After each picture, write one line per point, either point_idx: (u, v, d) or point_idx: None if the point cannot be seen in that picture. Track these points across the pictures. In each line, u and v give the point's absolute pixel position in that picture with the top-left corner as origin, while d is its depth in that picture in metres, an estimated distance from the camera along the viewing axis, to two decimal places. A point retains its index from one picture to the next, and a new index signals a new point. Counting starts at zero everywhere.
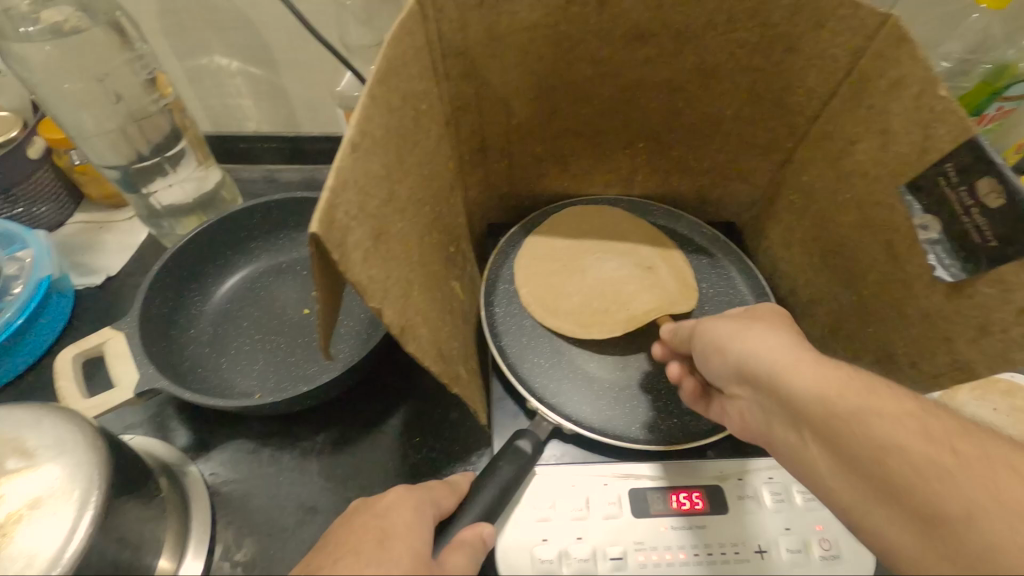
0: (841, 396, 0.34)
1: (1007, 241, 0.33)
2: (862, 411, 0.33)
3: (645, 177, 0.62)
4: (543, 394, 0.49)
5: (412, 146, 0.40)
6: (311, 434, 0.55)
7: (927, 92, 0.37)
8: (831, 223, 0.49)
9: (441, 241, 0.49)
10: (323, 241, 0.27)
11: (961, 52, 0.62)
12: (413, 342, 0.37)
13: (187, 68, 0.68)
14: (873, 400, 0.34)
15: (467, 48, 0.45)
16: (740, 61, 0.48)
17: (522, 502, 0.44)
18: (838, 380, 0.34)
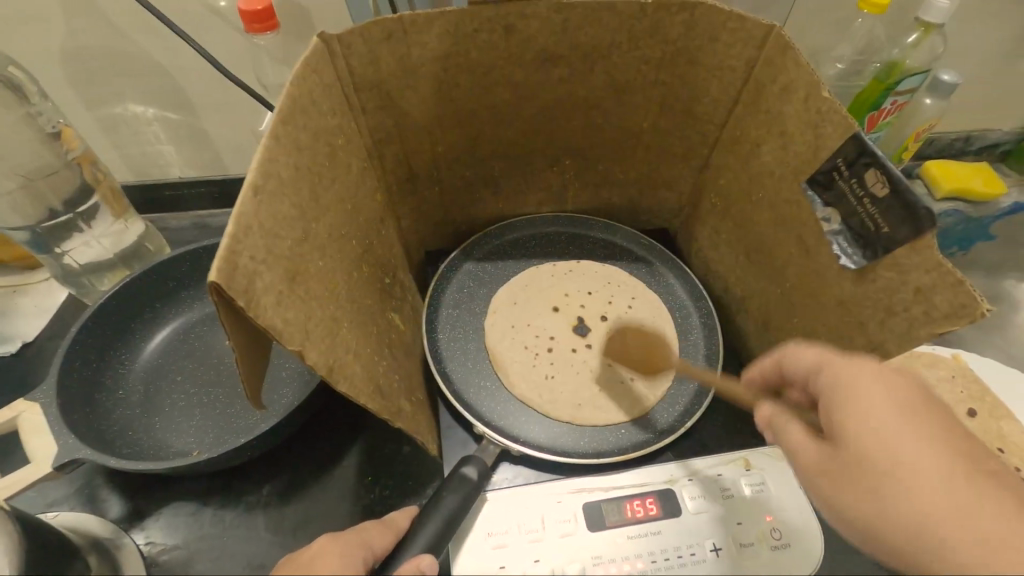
0: (924, 519, 0.34)
1: (896, 226, 0.36)
2: (946, 526, 0.34)
3: (577, 193, 0.64)
4: (490, 417, 0.49)
5: (329, 182, 0.40)
6: (256, 487, 0.53)
7: (813, 95, 0.40)
8: (749, 223, 0.51)
9: (373, 273, 0.49)
10: (224, 289, 0.26)
11: (852, 54, 0.68)
12: (343, 380, 0.36)
13: (99, 119, 0.66)
14: (948, 504, 0.34)
15: (380, 81, 0.46)
16: (647, 76, 0.50)
17: (476, 531, 0.43)
18: (924, 498, 0.34)
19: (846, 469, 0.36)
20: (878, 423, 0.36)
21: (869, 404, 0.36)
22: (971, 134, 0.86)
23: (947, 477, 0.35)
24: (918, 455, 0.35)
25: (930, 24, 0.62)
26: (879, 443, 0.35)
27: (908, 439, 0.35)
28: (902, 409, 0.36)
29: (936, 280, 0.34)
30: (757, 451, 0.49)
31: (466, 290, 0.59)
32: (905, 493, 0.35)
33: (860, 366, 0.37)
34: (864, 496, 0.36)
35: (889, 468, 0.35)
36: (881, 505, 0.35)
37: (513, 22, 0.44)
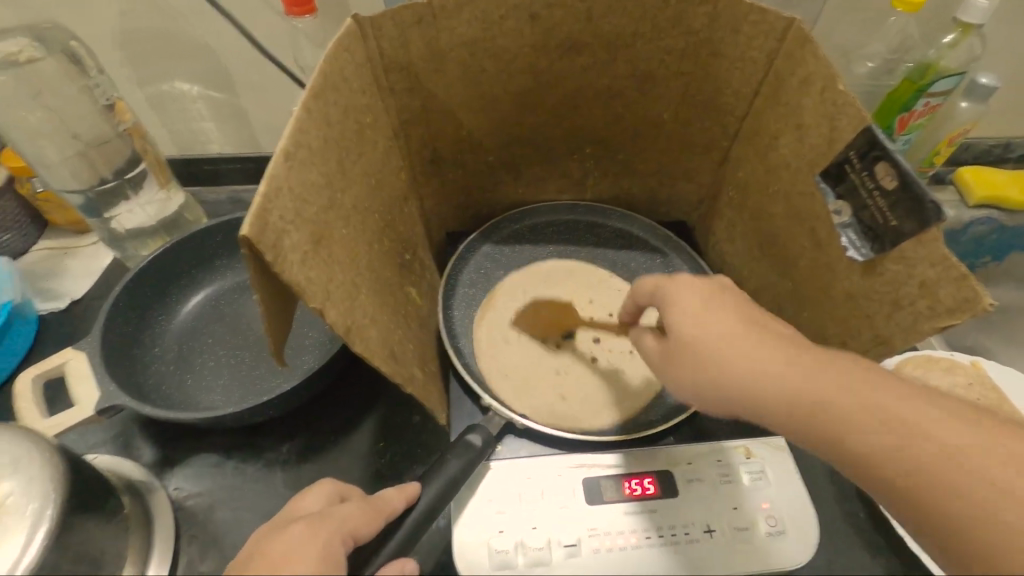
0: (758, 382, 0.37)
1: (904, 220, 0.36)
2: (772, 383, 0.37)
3: (597, 181, 0.65)
4: (498, 392, 0.51)
5: (356, 157, 0.42)
6: (276, 445, 0.56)
7: (830, 88, 0.40)
8: (764, 216, 0.52)
9: (394, 248, 0.51)
10: (255, 243, 0.29)
11: (884, 52, 0.67)
12: (360, 342, 0.39)
13: (148, 94, 0.70)
14: (773, 366, 0.37)
15: (409, 63, 0.48)
16: (669, 67, 0.51)
17: (479, 497, 0.45)
18: (748, 361, 0.37)
19: (675, 351, 0.40)
20: (692, 309, 0.40)
21: (676, 300, 0.41)
22: (1011, 141, 0.83)
23: (781, 350, 0.38)
24: (735, 335, 0.38)
25: (968, 24, 0.60)
26: (710, 325, 0.39)
27: (734, 319, 0.39)
28: (710, 300, 0.41)
29: (942, 273, 0.34)
30: (759, 440, 0.49)
31: (483, 271, 0.62)
32: (754, 364, 0.37)
33: (683, 277, 0.43)
34: (706, 370, 0.38)
35: (723, 346, 0.38)
36: (728, 377, 0.38)
37: (539, 10, 0.46)
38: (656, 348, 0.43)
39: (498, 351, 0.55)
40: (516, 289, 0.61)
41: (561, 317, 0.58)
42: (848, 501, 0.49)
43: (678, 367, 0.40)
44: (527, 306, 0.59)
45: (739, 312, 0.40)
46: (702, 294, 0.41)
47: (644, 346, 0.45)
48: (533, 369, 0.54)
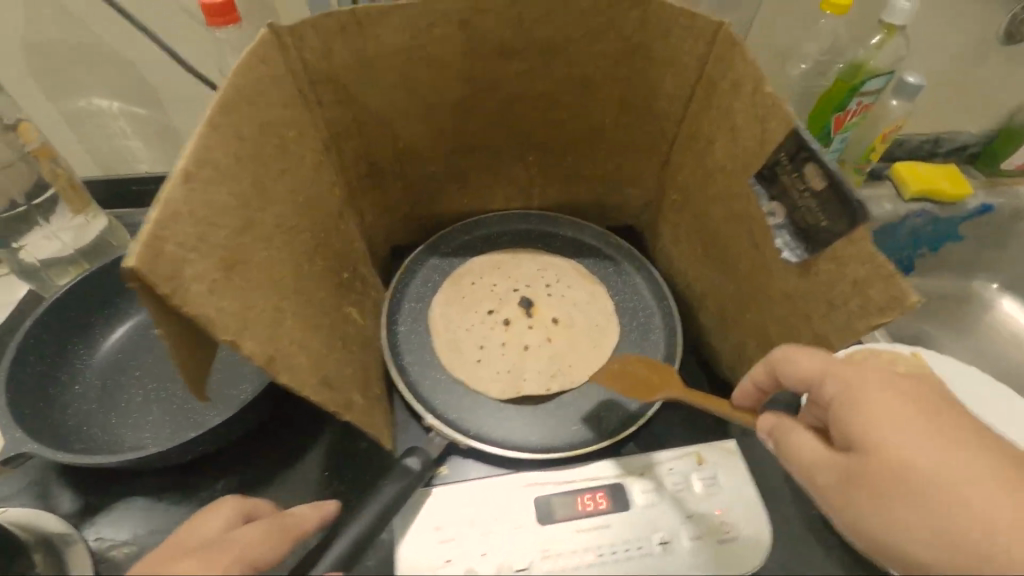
0: (976, 531, 0.31)
1: (834, 218, 0.36)
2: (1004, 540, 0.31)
3: (544, 189, 0.64)
4: (443, 410, 0.49)
5: (278, 173, 0.40)
6: (211, 482, 0.52)
7: (759, 90, 0.40)
8: (706, 219, 0.52)
9: (329, 267, 0.48)
10: (145, 276, 0.26)
11: (817, 53, 0.69)
12: (285, 372, 0.36)
13: (64, 112, 0.65)
14: (991, 506, 0.31)
15: (335, 74, 0.45)
16: (606, 71, 0.50)
17: (425, 524, 0.43)
18: (965, 506, 0.31)
19: (862, 481, 0.33)
20: (904, 434, 0.32)
21: (876, 415, 0.33)
22: (940, 136, 0.87)
23: (992, 481, 0.32)
24: (961, 479, 0.32)
25: (892, 25, 0.63)
26: (905, 449, 0.32)
27: (939, 451, 0.32)
28: (912, 407, 0.33)
29: (872, 272, 0.34)
30: (710, 446, 0.49)
31: (430, 285, 0.59)
32: (957, 503, 0.31)
33: (867, 372, 0.34)
34: (904, 509, 0.32)
35: (926, 485, 0.31)
36: (916, 515, 0.32)
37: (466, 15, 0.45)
38: (818, 455, 0.35)
39: (450, 331, 0.55)
40: (517, 270, 0.60)
41: (526, 305, 0.57)
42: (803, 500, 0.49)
43: (871, 500, 0.33)
44: (502, 285, 0.59)
45: (927, 415, 0.33)
46: (913, 401, 0.33)
47: (797, 443, 0.36)
48: (485, 378, 0.51)
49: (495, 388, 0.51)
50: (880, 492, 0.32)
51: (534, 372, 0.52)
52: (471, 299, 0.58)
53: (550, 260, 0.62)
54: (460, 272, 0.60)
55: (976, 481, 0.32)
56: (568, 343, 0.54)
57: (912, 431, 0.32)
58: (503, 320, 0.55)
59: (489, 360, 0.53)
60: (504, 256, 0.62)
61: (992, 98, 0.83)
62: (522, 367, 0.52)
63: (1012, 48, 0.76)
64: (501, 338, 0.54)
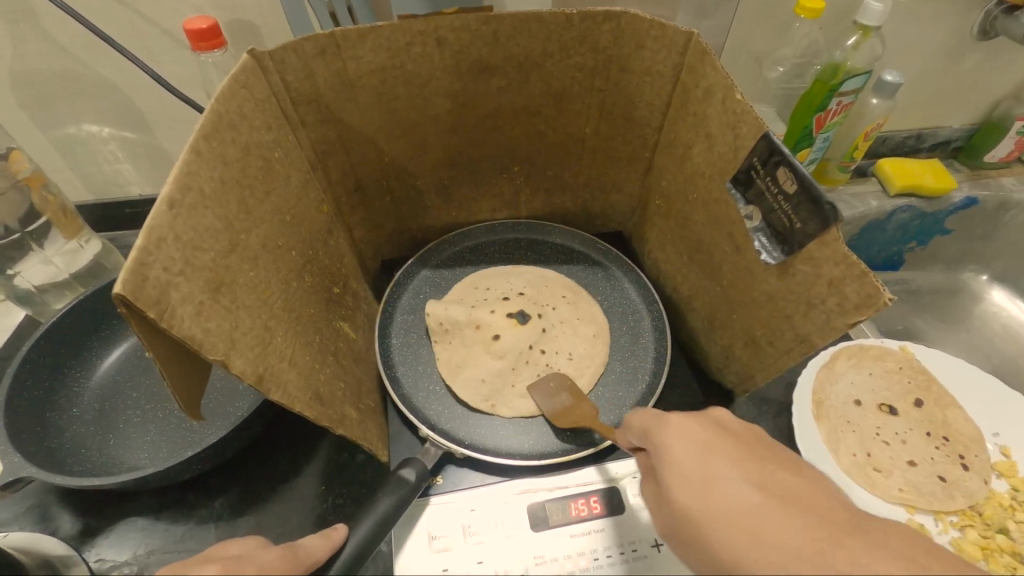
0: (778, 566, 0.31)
1: (806, 221, 0.37)
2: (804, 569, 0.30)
3: (529, 199, 0.65)
4: (436, 420, 0.50)
5: (263, 194, 0.41)
6: (209, 500, 0.53)
7: (730, 97, 0.41)
8: (688, 222, 0.52)
9: (318, 283, 0.49)
10: (131, 301, 0.27)
11: (793, 57, 0.71)
12: (276, 389, 0.37)
13: (55, 140, 0.66)
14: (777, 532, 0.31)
15: (318, 95, 0.47)
16: (582, 83, 0.52)
17: (422, 535, 0.44)
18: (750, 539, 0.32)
19: (674, 521, 0.36)
20: (700, 468, 0.36)
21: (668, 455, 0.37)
22: (922, 132, 0.89)
23: (769, 508, 0.32)
24: (764, 512, 0.32)
25: (867, 27, 0.64)
26: (693, 483, 0.35)
27: (731, 481, 0.34)
28: (695, 448, 0.37)
29: (846, 272, 0.35)
30: None
31: (421, 296, 0.60)
32: (735, 530, 0.33)
33: (671, 422, 0.39)
34: (708, 547, 0.33)
35: (715, 518, 0.33)
36: (717, 557, 0.33)
37: (445, 35, 0.46)
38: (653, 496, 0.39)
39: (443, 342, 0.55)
40: (534, 288, 0.59)
41: (521, 317, 0.55)
42: None
43: (675, 533, 0.36)
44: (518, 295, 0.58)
45: (706, 449, 0.36)
46: (699, 439, 0.37)
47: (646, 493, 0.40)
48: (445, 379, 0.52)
49: (483, 384, 0.52)
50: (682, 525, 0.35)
51: (461, 334, 0.55)
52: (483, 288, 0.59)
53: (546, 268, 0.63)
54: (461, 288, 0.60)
55: (751, 506, 0.33)
56: (507, 362, 0.52)
57: (691, 462, 0.36)
58: (508, 296, 0.58)
59: (449, 301, 0.57)
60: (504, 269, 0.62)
61: (973, 93, 0.84)
62: (464, 339, 0.54)
63: (987, 45, 0.77)
64: (491, 299, 0.57)
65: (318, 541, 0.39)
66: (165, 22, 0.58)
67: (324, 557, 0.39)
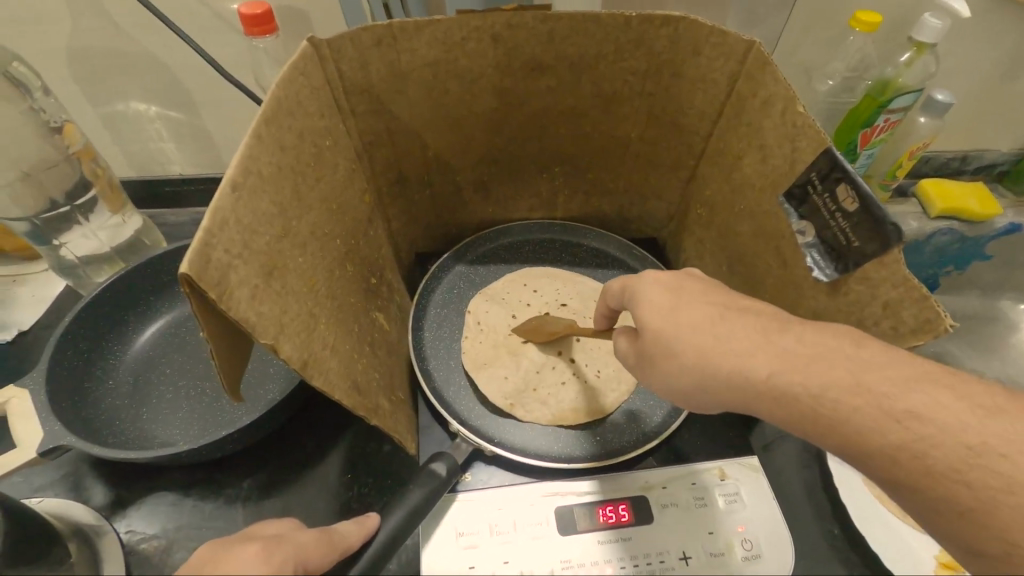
0: (733, 370, 0.36)
1: (864, 240, 0.36)
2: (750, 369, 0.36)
3: (566, 200, 0.65)
4: (466, 417, 0.50)
5: (314, 182, 0.41)
6: (237, 480, 0.53)
7: (789, 109, 0.40)
8: (731, 233, 0.52)
9: (358, 273, 0.50)
10: (196, 281, 0.27)
11: (844, 71, 0.68)
12: (318, 376, 0.37)
13: (104, 116, 0.68)
14: (734, 347, 0.37)
15: (370, 85, 0.47)
16: (633, 86, 0.51)
17: (448, 530, 0.44)
18: (715, 351, 0.37)
19: (645, 356, 0.41)
20: (670, 305, 0.40)
21: (642, 300, 0.41)
22: (968, 154, 0.87)
23: (721, 325, 0.38)
24: (713, 327, 0.38)
25: (922, 43, 0.62)
26: (659, 316, 0.39)
27: (691, 309, 0.39)
28: (661, 290, 0.41)
29: (903, 294, 0.34)
30: (735, 463, 0.49)
31: (455, 292, 0.60)
32: (695, 349, 0.37)
33: (646, 274, 0.43)
34: (676, 364, 0.38)
35: (677, 342, 0.38)
36: (680, 367, 0.38)
37: (501, 31, 0.46)
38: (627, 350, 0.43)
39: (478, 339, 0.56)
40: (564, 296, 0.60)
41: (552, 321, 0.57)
42: (824, 518, 0.48)
43: (648, 368, 0.41)
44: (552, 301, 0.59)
45: (674, 291, 0.41)
46: (667, 282, 0.41)
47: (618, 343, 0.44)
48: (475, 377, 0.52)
49: (508, 383, 0.52)
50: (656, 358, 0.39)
51: (500, 331, 0.57)
52: (523, 289, 0.60)
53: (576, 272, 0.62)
54: (492, 290, 0.60)
55: (709, 324, 0.38)
56: (532, 366, 0.54)
57: (656, 296, 0.41)
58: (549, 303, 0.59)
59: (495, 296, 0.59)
60: (540, 269, 0.62)
61: None
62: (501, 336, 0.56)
63: None
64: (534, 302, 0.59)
65: (350, 529, 0.40)
66: (219, 4, 0.58)
67: (356, 543, 0.39)
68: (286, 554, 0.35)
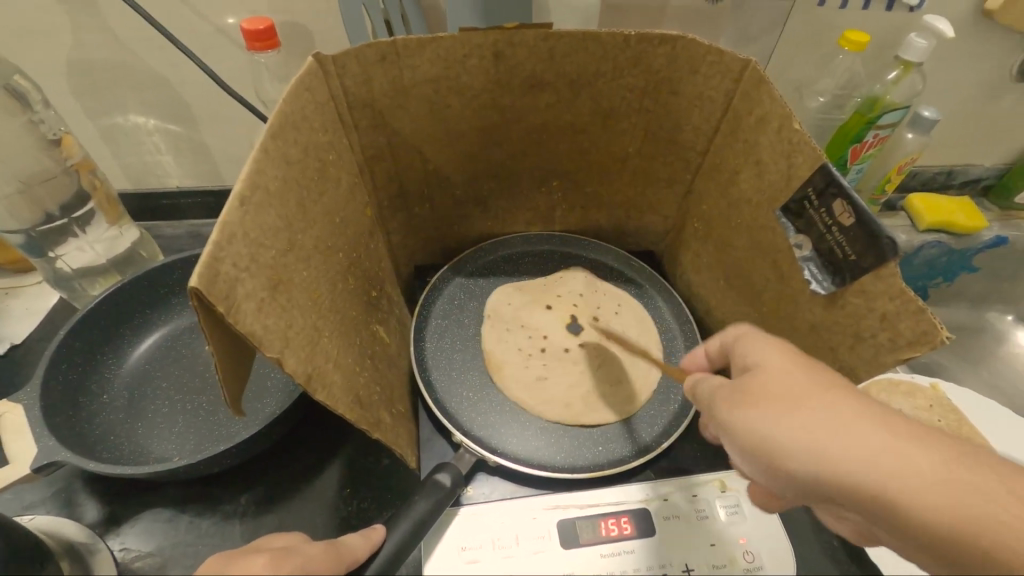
0: (863, 472, 0.31)
1: (861, 254, 0.37)
2: (862, 469, 0.31)
3: (564, 214, 0.65)
4: (470, 428, 0.49)
5: (317, 196, 0.42)
6: (234, 496, 0.52)
7: (786, 126, 0.41)
8: (728, 247, 0.52)
9: (359, 286, 0.50)
10: (204, 295, 0.27)
11: (833, 88, 0.70)
12: (321, 389, 0.37)
13: (102, 129, 0.68)
14: (892, 454, 0.31)
15: (373, 100, 0.47)
16: (632, 102, 0.52)
17: (450, 545, 0.43)
18: (861, 451, 0.31)
19: (749, 436, 0.34)
20: (791, 393, 0.34)
21: (760, 382, 0.35)
22: (954, 168, 0.89)
23: (847, 423, 0.32)
24: (829, 419, 0.32)
25: (908, 62, 0.64)
26: (781, 402, 0.34)
27: (820, 404, 0.33)
28: (784, 372, 0.35)
29: (900, 307, 0.35)
30: (733, 473, 0.49)
31: (455, 302, 0.60)
32: (813, 448, 0.32)
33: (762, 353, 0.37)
34: (781, 457, 0.33)
35: (794, 433, 0.32)
36: (792, 453, 0.33)
37: (503, 48, 0.46)
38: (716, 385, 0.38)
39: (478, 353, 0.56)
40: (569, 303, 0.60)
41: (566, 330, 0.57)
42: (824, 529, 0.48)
43: (753, 439, 0.34)
44: (562, 311, 0.59)
45: (788, 369, 0.35)
46: (781, 364, 0.35)
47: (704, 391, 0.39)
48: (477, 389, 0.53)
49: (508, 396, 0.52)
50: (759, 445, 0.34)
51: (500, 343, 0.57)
52: (522, 303, 0.60)
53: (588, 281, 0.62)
54: (494, 303, 0.60)
55: (841, 418, 0.32)
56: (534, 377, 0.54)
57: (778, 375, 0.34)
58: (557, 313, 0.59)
59: (500, 313, 0.59)
60: (543, 279, 0.63)
61: (1009, 133, 0.84)
62: (505, 346, 0.56)
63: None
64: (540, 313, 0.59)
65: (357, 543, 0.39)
66: (221, 19, 0.59)
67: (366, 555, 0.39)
68: (291, 567, 0.34)
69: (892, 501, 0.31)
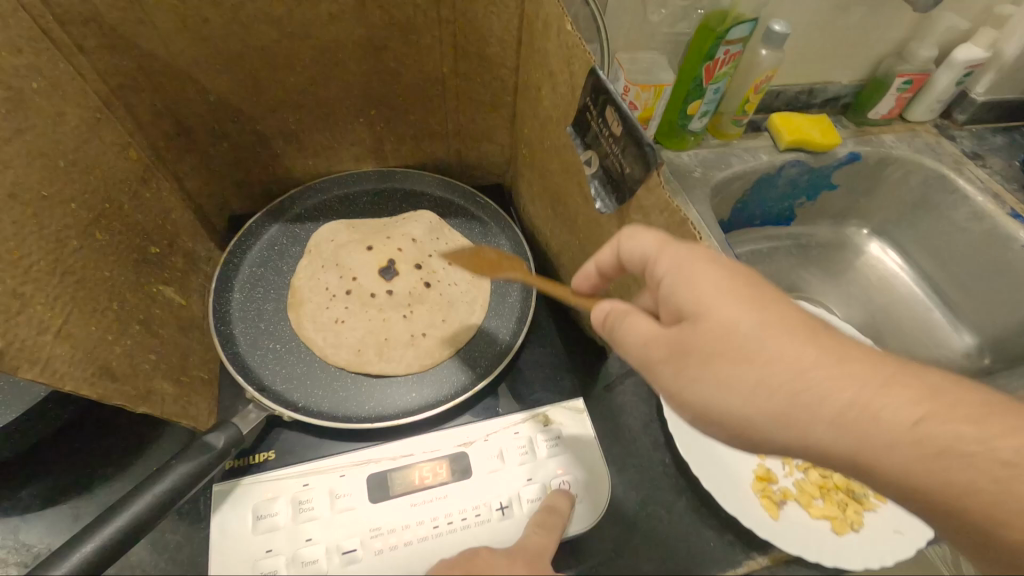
0: (815, 402, 0.28)
1: (633, 165, 0.34)
2: (815, 395, 0.28)
3: (392, 147, 0.60)
4: (270, 382, 0.46)
5: (10, 133, 0.34)
6: (13, 492, 0.46)
7: (562, 29, 0.38)
8: (547, 172, 0.49)
9: (121, 241, 0.43)
10: None
11: (676, 0, 0.68)
12: (31, 367, 0.31)
13: None
14: (851, 384, 0.28)
15: (96, 13, 0.39)
16: (428, 12, 0.46)
17: (245, 514, 0.40)
18: (810, 379, 0.28)
19: (692, 354, 0.30)
20: (722, 302, 0.29)
21: (701, 291, 0.30)
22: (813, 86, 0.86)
23: (794, 338, 0.29)
24: (776, 338, 0.29)
25: None
26: (718, 321, 0.29)
27: (764, 315, 0.29)
28: (730, 280, 0.30)
29: (668, 220, 0.33)
30: (557, 406, 0.48)
31: (275, 249, 0.55)
32: (761, 368, 0.28)
33: (693, 251, 0.31)
34: (719, 380, 0.29)
35: (741, 351, 0.29)
36: (735, 385, 0.29)
37: None
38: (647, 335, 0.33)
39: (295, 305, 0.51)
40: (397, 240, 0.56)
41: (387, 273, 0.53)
42: None
43: (689, 371, 0.30)
44: (388, 251, 0.55)
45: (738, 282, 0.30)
46: (727, 273, 0.30)
47: (628, 328, 0.34)
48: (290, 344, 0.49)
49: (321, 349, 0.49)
50: (698, 363, 0.30)
51: (319, 293, 0.52)
52: (340, 246, 0.55)
53: (417, 215, 0.58)
54: (316, 240, 0.55)
55: (801, 339, 0.29)
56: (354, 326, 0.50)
57: (718, 277, 0.30)
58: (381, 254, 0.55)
59: (322, 258, 0.54)
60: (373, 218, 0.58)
61: (862, 47, 0.82)
62: (324, 297, 0.52)
63: None
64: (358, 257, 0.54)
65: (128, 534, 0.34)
66: None
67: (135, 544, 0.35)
68: None
69: (867, 445, 0.28)
